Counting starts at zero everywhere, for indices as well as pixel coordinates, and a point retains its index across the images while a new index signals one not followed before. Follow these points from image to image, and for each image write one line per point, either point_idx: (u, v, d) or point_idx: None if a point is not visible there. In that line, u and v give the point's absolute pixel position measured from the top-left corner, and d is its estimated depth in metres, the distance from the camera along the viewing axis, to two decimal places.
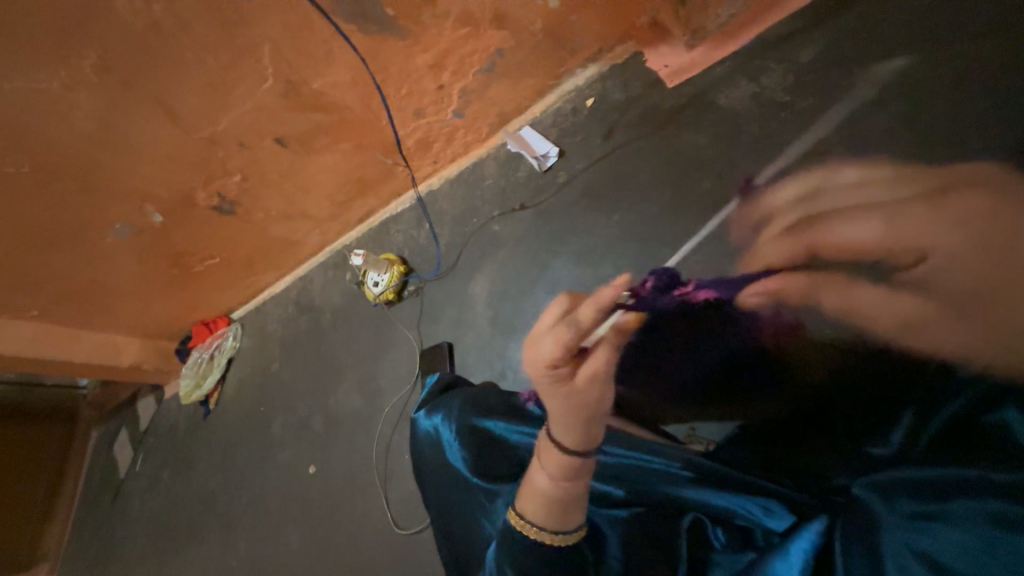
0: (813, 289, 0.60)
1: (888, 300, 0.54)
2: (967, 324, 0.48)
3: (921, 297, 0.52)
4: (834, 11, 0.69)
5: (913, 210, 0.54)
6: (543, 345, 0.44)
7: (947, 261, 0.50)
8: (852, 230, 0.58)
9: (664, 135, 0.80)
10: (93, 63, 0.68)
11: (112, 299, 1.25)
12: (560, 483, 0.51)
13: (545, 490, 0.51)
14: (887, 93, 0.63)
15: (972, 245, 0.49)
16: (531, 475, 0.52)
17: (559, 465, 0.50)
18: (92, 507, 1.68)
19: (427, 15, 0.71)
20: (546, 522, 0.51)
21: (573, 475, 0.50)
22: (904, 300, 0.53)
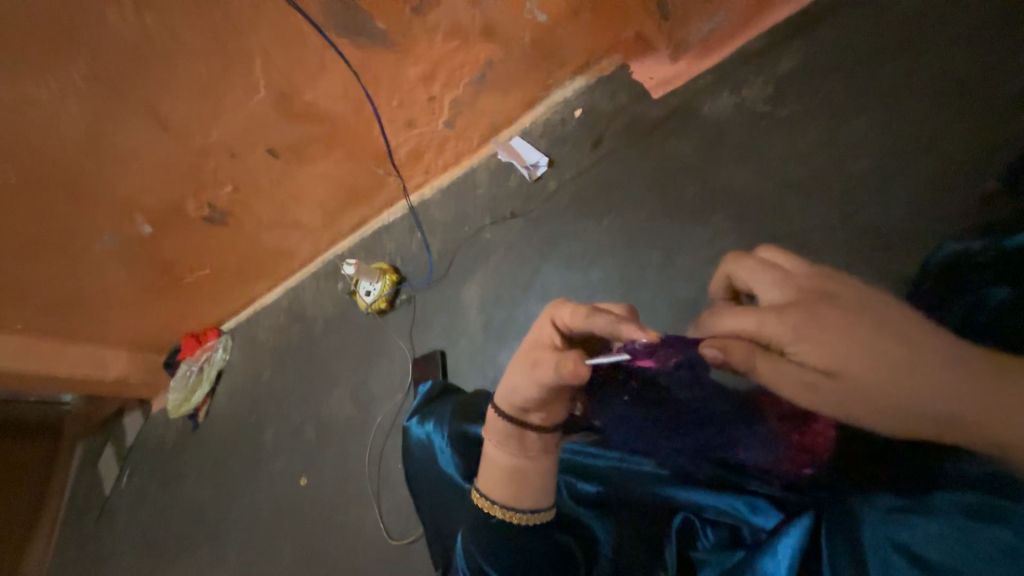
0: (755, 357, 0.43)
1: (804, 379, 0.41)
2: (885, 403, 0.38)
3: (833, 386, 0.40)
4: (808, 26, 0.71)
5: (768, 314, 0.43)
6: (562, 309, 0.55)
7: (821, 348, 0.40)
8: (739, 326, 0.44)
9: (651, 143, 0.82)
10: (84, 73, 0.69)
11: (99, 311, 1.24)
12: (498, 450, 0.59)
13: (497, 458, 0.58)
14: (862, 102, 0.66)
15: (810, 328, 0.41)
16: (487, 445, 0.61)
17: (506, 431, 0.58)
18: (76, 524, 1.64)
19: (417, 27, 0.73)
20: (492, 489, 0.57)
21: (520, 447, 0.57)
22: (814, 383, 0.40)
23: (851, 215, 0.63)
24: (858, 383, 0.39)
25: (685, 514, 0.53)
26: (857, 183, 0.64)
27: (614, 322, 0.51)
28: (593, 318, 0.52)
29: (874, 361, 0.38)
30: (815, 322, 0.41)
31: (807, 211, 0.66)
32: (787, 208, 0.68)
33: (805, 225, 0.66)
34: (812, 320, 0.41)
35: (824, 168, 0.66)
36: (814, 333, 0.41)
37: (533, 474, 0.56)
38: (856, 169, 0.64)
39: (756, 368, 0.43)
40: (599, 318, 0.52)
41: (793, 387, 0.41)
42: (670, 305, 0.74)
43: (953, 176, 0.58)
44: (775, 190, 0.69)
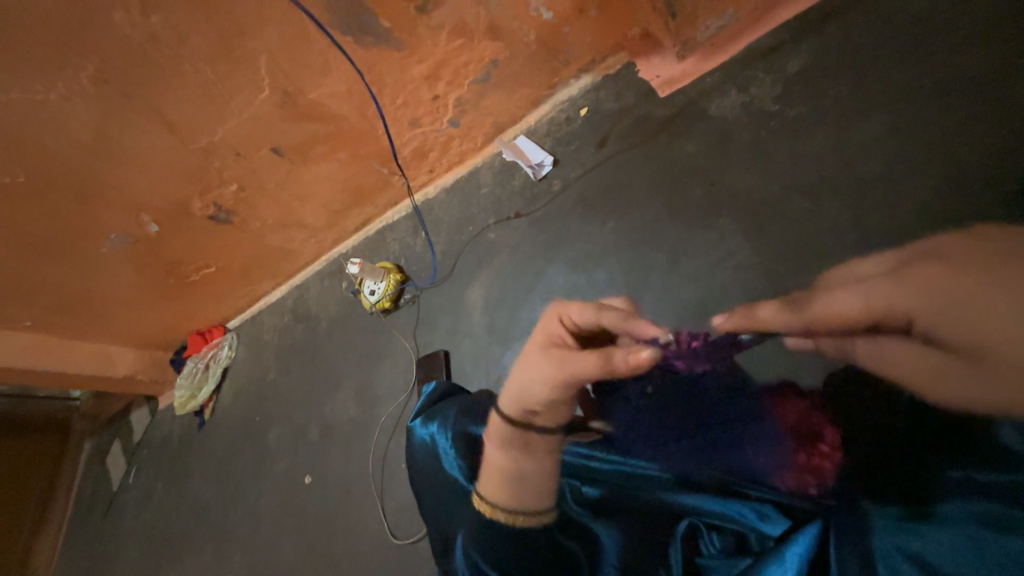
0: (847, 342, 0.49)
1: (909, 356, 0.43)
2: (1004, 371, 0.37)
3: (949, 358, 0.40)
4: (819, 23, 0.70)
5: (880, 284, 0.45)
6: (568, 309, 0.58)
7: (937, 318, 0.40)
8: (847, 302, 0.48)
9: (657, 143, 0.81)
10: (91, 74, 0.69)
11: (106, 309, 1.25)
12: (500, 455, 0.59)
13: (498, 462, 0.59)
14: (874, 101, 0.65)
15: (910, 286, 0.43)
16: (488, 450, 0.62)
17: (508, 434, 0.59)
18: (83, 521, 1.65)
19: (422, 26, 0.72)
20: (494, 493, 0.58)
21: (521, 451, 0.58)
22: (927, 357, 0.42)
23: (862, 216, 0.62)
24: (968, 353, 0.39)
25: (691, 519, 0.52)
26: (867, 184, 0.63)
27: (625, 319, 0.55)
28: (602, 312, 0.55)
29: (993, 330, 0.37)
30: (924, 278, 0.42)
31: (815, 213, 0.65)
32: (797, 209, 0.67)
33: (814, 228, 0.65)
34: (933, 282, 0.41)
35: (833, 169, 0.65)
36: (928, 299, 0.41)
37: (533, 476, 0.57)
38: (865, 170, 0.63)
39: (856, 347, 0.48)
40: (608, 315, 0.55)
41: (895, 358, 0.45)
42: (675, 307, 0.73)
43: (968, 177, 0.57)
44: (784, 191, 0.68)
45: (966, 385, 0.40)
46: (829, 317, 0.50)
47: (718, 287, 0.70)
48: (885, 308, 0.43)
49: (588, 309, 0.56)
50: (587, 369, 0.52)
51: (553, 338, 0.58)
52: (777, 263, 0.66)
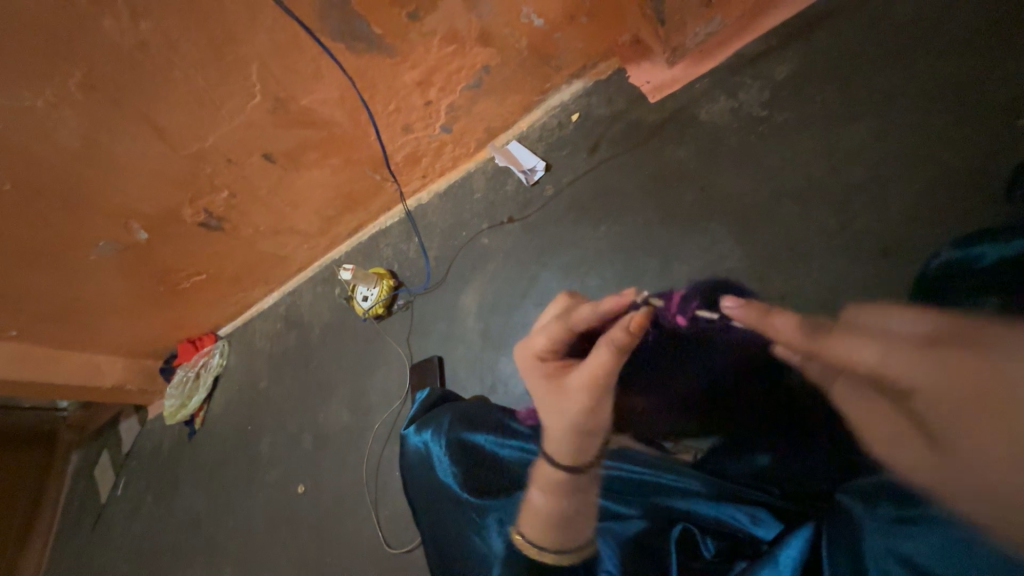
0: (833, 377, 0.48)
1: (885, 416, 0.43)
2: (957, 463, 0.36)
3: (919, 435, 0.39)
4: (805, 30, 0.71)
5: (902, 351, 0.41)
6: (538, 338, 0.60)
7: (937, 406, 0.38)
8: (858, 352, 0.44)
9: (649, 148, 0.81)
10: (79, 81, 0.68)
11: (95, 318, 1.23)
12: (552, 500, 0.55)
13: (542, 505, 0.55)
14: (860, 106, 0.66)
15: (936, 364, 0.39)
16: (530, 495, 0.57)
17: (551, 476, 0.56)
18: (71, 534, 1.62)
19: (414, 33, 0.73)
20: (541, 538, 0.54)
21: (568, 490, 0.55)
22: (901, 425, 0.41)
23: (850, 220, 0.63)
24: (939, 441, 0.38)
25: (685, 524, 0.52)
26: (854, 188, 0.64)
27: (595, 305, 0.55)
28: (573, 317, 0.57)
29: (976, 430, 0.35)
30: (948, 362, 0.38)
31: (805, 217, 0.66)
32: (786, 213, 0.67)
33: (803, 231, 0.65)
34: (958, 372, 0.37)
35: (821, 173, 0.66)
36: (945, 387, 0.37)
37: (582, 511, 0.55)
38: (853, 174, 0.64)
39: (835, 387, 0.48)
40: (580, 317, 0.56)
41: (875, 412, 0.44)
42: None
43: (952, 181, 0.58)
44: (774, 195, 0.69)
45: (914, 461, 0.40)
46: (835, 360, 0.46)
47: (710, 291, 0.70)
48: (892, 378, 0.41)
49: (558, 325, 0.58)
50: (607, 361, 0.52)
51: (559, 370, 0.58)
52: (768, 266, 0.66)
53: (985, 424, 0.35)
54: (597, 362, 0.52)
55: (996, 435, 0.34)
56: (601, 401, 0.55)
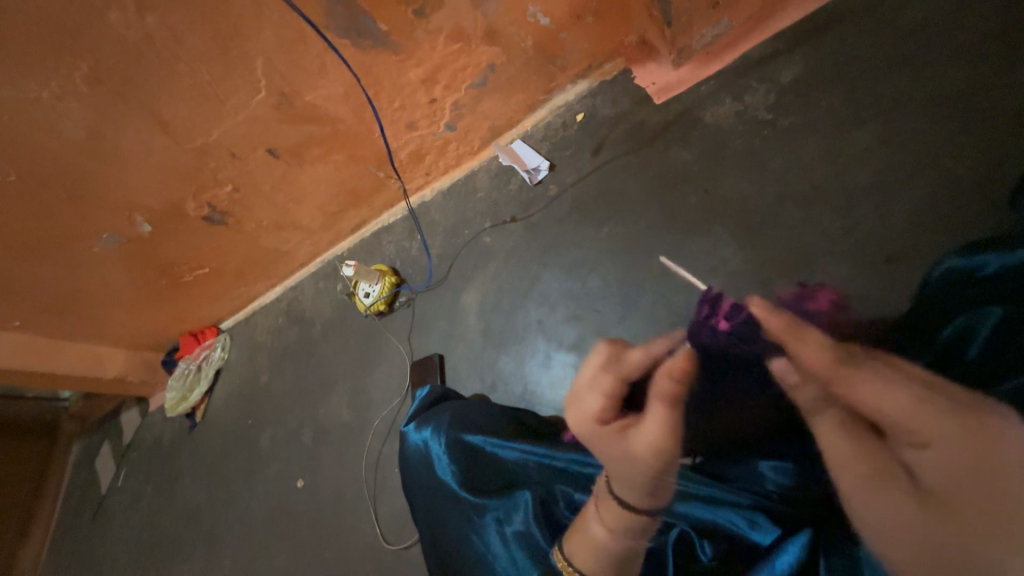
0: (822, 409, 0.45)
1: (867, 452, 0.39)
2: (935, 520, 0.33)
3: (900, 479, 0.36)
4: (812, 34, 0.71)
5: (932, 401, 0.37)
6: (590, 398, 0.54)
7: (943, 467, 0.34)
8: (886, 394, 0.39)
9: (652, 150, 0.81)
10: (84, 74, 0.68)
11: (97, 309, 1.23)
12: (619, 539, 0.50)
13: (603, 541, 0.50)
14: (867, 111, 0.65)
15: (966, 432, 0.34)
16: (586, 524, 0.52)
17: (620, 519, 0.49)
18: (71, 523, 1.63)
19: (420, 31, 0.72)
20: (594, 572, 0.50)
21: (635, 532, 0.50)
22: (879, 466, 0.38)
23: (854, 226, 0.63)
24: (927, 495, 0.34)
25: (682, 527, 0.51)
26: (858, 193, 0.63)
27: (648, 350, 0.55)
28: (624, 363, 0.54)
29: (971, 500, 0.33)
30: (972, 432, 0.34)
31: (808, 222, 0.66)
32: (790, 217, 0.67)
33: (806, 236, 0.65)
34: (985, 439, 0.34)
35: (825, 178, 0.66)
36: (966, 457, 0.33)
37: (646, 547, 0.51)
38: (856, 180, 0.64)
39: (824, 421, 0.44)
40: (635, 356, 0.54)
41: (848, 449, 0.41)
42: (669, 313, 0.73)
43: (954, 190, 0.58)
44: (777, 199, 0.69)
45: (879, 507, 0.37)
46: (850, 398, 0.41)
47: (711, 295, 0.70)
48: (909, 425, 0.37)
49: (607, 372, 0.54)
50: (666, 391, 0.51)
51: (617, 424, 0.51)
52: (771, 271, 0.66)
53: (984, 496, 0.32)
54: (659, 416, 0.49)
55: (986, 506, 0.32)
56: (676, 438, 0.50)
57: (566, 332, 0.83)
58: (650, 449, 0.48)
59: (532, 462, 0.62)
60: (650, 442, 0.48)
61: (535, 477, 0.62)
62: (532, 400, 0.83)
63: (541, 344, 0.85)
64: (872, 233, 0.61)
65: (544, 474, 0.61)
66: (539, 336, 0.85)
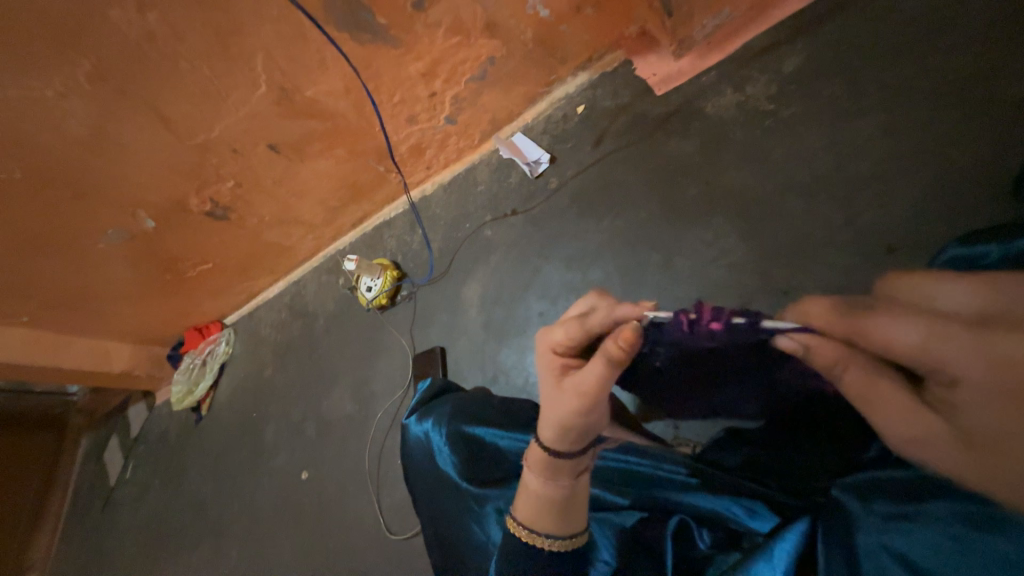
0: (847, 359, 0.45)
1: (910, 404, 0.41)
2: (982, 458, 0.36)
3: (942, 421, 0.39)
4: (815, 23, 0.70)
5: (953, 333, 0.38)
6: (556, 332, 0.54)
7: (980, 399, 0.36)
8: (902, 335, 0.41)
9: (653, 142, 0.81)
10: (87, 71, 0.69)
11: (104, 305, 1.25)
12: (546, 482, 0.52)
13: (535, 490, 0.53)
14: (868, 101, 0.65)
15: (1000, 362, 0.36)
16: (525, 475, 0.54)
17: (541, 459, 0.52)
18: (82, 515, 1.66)
19: (419, 24, 0.72)
20: (532, 522, 0.52)
21: (556, 474, 0.52)
22: (923, 416, 0.40)
23: (855, 216, 0.62)
24: (974, 439, 0.37)
25: (681, 515, 0.52)
26: (859, 184, 0.63)
27: (610, 309, 0.50)
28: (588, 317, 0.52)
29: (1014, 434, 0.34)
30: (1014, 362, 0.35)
31: (809, 213, 0.65)
32: (789, 209, 0.67)
33: (807, 228, 0.65)
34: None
35: (827, 169, 0.66)
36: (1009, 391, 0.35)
37: (575, 497, 0.53)
38: (857, 170, 0.64)
39: (847, 374, 0.45)
40: (597, 317, 0.50)
41: (891, 398, 0.42)
42: (670, 305, 0.74)
43: (956, 178, 0.57)
44: (778, 191, 0.68)
45: (934, 451, 0.40)
46: (870, 339, 0.43)
47: (710, 287, 0.71)
48: (937, 364, 0.39)
49: (573, 322, 0.53)
50: (595, 375, 0.48)
51: (558, 371, 0.53)
52: (770, 263, 0.66)
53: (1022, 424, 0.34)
54: (594, 370, 0.48)
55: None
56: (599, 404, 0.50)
57: None
58: (566, 404, 0.50)
59: None
60: (582, 388, 0.49)
61: None
62: (532, 392, 0.83)
63: None
64: (873, 223, 0.61)
65: None
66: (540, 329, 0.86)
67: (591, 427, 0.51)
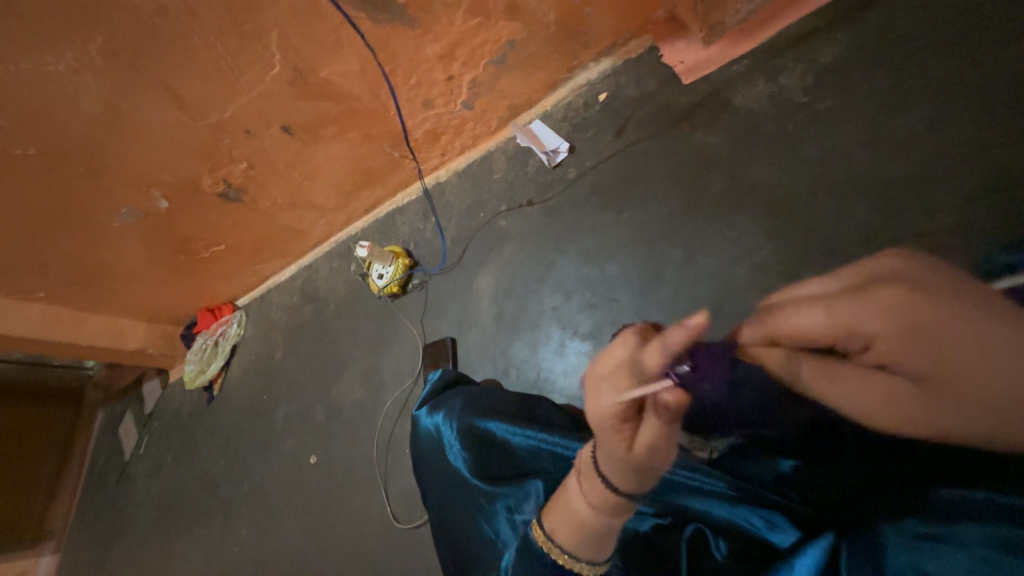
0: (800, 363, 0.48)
1: (882, 400, 0.42)
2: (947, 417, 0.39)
3: (903, 393, 0.41)
4: (858, 9, 0.66)
5: (844, 303, 0.43)
6: (602, 391, 0.49)
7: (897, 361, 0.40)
8: (810, 321, 0.45)
9: (677, 133, 0.78)
10: (100, 46, 0.67)
11: (118, 283, 1.26)
12: (601, 515, 0.51)
13: (585, 518, 0.51)
14: (911, 96, 0.61)
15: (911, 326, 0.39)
16: (571, 498, 0.52)
17: (604, 497, 0.50)
18: (97, 486, 1.70)
19: (438, 4, 0.69)
20: (577, 551, 0.50)
21: (615, 509, 0.50)
22: (875, 388, 0.43)
23: (892, 219, 0.59)
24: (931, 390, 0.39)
25: (697, 524, 0.52)
26: (898, 183, 0.60)
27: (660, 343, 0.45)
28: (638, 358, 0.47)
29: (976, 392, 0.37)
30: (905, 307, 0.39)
31: (841, 213, 0.62)
32: (821, 208, 0.64)
33: (838, 228, 0.62)
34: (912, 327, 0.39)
35: (863, 168, 0.62)
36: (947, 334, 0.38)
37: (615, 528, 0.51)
38: (896, 169, 0.60)
39: (801, 372, 0.48)
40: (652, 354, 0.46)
41: (860, 403, 0.44)
42: (689, 304, 0.71)
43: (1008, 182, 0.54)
44: (809, 187, 0.65)
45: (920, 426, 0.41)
46: (781, 329, 0.47)
47: (733, 287, 0.68)
48: (846, 335, 0.42)
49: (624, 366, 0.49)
50: (661, 426, 0.48)
51: (615, 432, 0.49)
52: (799, 262, 0.64)
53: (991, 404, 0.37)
54: (655, 425, 0.48)
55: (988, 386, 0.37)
56: (669, 446, 0.50)
57: (580, 320, 0.81)
58: (641, 456, 0.48)
59: (543, 451, 0.62)
60: (650, 441, 0.48)
61: (548, 466, 0.61)
62: (544, 388, 0.82)
63: (556, 332, 0.84)
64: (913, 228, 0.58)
65: (555, 465, 0.61)
66: (553, 323, 0.84)
67: (655, 469, 0.50)
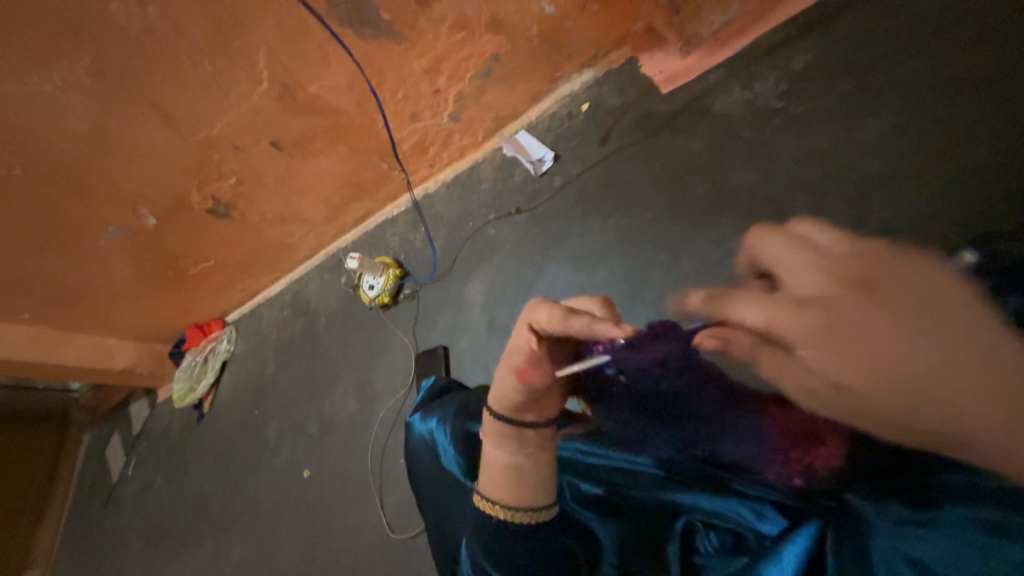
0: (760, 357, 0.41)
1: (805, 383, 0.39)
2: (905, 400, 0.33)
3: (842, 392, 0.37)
4: (824, 19, 0.70)
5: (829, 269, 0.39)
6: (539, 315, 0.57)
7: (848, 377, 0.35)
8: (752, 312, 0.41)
9: (659, 140, 0.80)
10: (87, 65, 0.68)
11: (104, 302, 1.24)
12: (505, 452, 0.58)
13: (496, 459, 0.58)
14: (877, 101, 0.64)
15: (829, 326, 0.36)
16: (488, 451, 0.59)
17: (500, 430, 0.59)
18: (84, 511, 1.66)
19: (423, 19, 0.71)
20: (497, 496, 0.56)
21: (516, 443, 0.58)
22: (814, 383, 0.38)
23: (865, 218, 0.61)
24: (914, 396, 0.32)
25: (687, 518, 0.49)
26: (871, 184, 0.62)
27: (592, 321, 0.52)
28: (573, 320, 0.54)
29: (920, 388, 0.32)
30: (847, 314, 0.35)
31: (818, 213, 0.65)
32: (799, 208, 0.66)
33: None
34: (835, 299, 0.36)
35: (838, 169, 0.65)
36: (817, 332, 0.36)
37: (532, 474, 0.56)
38: (866, 171, 0.63)
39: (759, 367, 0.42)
40: (576, 320, 0.53)
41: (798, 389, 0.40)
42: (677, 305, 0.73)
43: (973, 179, 0.56)
44: (786, 189, 0.68)
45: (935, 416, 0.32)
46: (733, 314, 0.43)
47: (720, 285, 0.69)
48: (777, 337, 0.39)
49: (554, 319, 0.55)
50: None
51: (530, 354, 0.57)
52: None
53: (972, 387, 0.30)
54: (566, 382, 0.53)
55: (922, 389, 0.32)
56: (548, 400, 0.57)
57: None
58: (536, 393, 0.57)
59: None
60: None
61: None
62: None
63: None
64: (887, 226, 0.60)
65: None
66: None
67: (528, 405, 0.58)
